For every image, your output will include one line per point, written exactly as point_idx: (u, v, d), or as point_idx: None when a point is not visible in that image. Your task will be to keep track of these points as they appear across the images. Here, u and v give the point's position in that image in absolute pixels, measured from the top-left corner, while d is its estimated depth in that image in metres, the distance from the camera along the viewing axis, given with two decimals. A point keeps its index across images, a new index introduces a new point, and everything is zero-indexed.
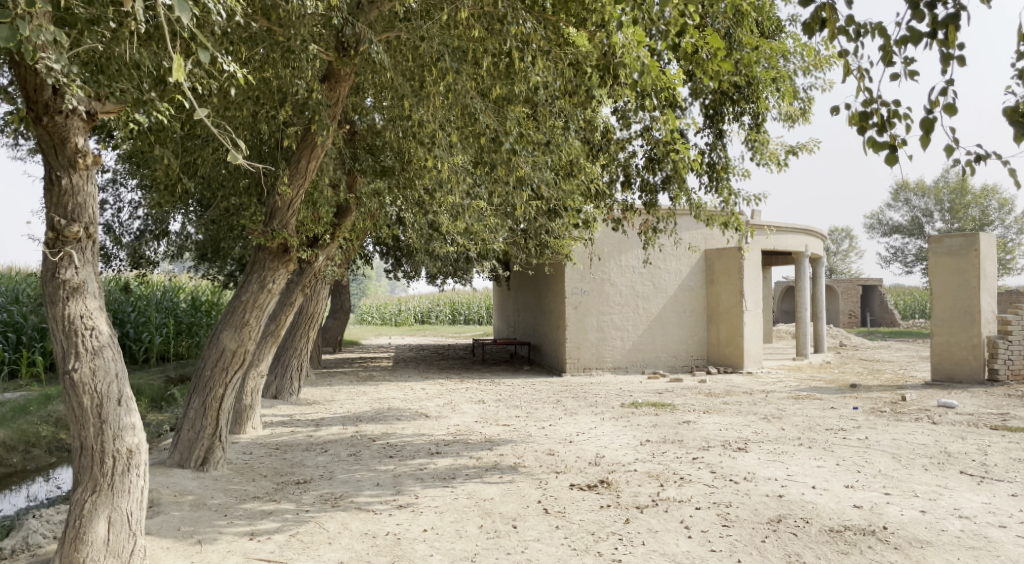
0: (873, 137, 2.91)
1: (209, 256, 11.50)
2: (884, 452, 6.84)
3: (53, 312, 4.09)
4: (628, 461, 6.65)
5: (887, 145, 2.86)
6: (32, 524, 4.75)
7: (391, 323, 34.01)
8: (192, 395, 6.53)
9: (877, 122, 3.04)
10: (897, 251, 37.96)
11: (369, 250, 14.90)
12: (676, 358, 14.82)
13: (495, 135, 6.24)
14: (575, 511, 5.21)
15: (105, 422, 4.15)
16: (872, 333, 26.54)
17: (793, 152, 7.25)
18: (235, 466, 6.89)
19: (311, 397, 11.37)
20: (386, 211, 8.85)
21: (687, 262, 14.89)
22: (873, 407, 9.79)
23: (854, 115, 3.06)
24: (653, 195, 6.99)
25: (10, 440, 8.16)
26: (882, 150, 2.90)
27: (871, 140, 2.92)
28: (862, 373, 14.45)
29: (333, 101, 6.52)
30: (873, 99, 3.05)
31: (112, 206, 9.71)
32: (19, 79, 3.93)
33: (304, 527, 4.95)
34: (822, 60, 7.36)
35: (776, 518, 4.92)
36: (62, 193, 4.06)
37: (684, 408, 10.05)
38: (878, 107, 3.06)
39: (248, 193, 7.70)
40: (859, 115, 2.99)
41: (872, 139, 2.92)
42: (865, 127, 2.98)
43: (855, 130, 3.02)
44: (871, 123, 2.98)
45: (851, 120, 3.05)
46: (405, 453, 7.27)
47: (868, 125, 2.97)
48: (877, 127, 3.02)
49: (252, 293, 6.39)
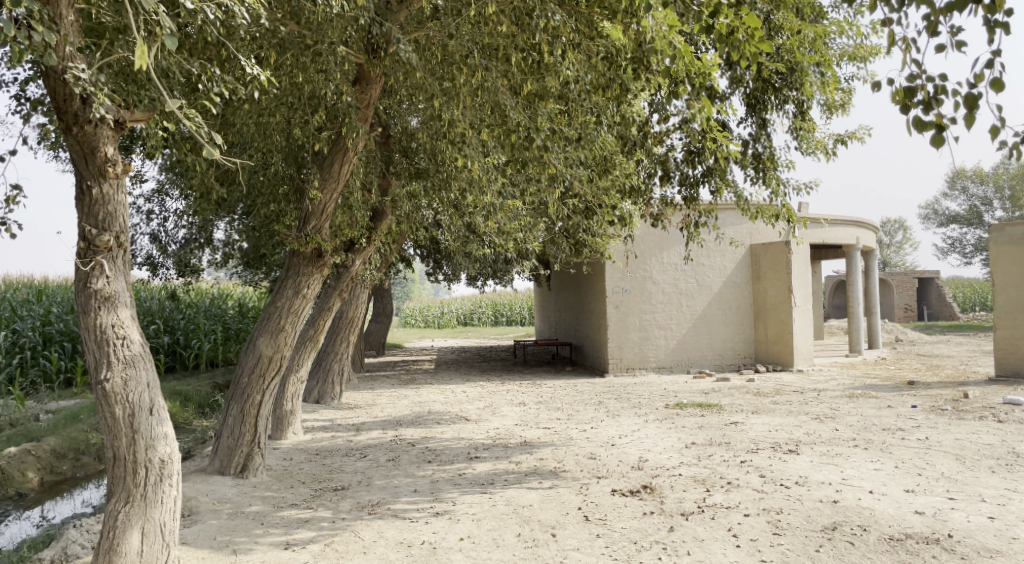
0: (917, 116, 2.67)
1: (253, 262, 11.62)
2: (947, 453, 6.45)
3: (85, 321, 4.08)
4: (673, 465, 6.42)
5: (932, 124, 2.62)
6: (71, 535, 4.82)
7: (434, 325, 34.19)
8: (231, 401, 6.54)
9: (923, 100, 2.78)
10: (955, 242, 36.51)
11: (409, 253, 14.90)
12: (722, 357, 14.43)
13: (527, 132, 6.08)
14: (617, 519, 5.02)
15: (137, 432, 4.13)
16: (931, 327, 25.53)
17: (841, 140, 6.90)
18: (274, 473, 6.87)
19: (354, 401, 11.37)
20: (422, 214, 8.78)
21: (732, 257, 14.49)
22: (934, 405, 9.32)
23: (898, 90, 2.81)
24: (693, 190, 6.73)
25: (61, 448, 8.32)
26: (928, 130, 2.66)
27: (915, 119, 2.67)
28: (920, 370, 13.83)
29: (364, 103, 6.44)
30: (918, 74, 2.79)
31: (158, 216, 9.84)
32: (48, 89, 3.88)
33: (339, 537, 4.88)
34: (866, 47, 7.05)
35: (831, 526, 4.65)
36: (93, 202, 4.05)
37: (732, 408, 9.74)
38: (924, 82, 2.81)
39: (287, 199, 7.64)
40: (904, 90, 2.74)
41: (916, 118, 2.67)
42: (909, 104, 2.73)
43: (899, 108, 2.77)
44: (916, 101, 2.73)
45: (894, 96, 2.81)
46: (444, 458, 7.16)
47: (912, 103, 2.71)
48: (923, 105, 2.76)
49: (287, 299, 6.36)
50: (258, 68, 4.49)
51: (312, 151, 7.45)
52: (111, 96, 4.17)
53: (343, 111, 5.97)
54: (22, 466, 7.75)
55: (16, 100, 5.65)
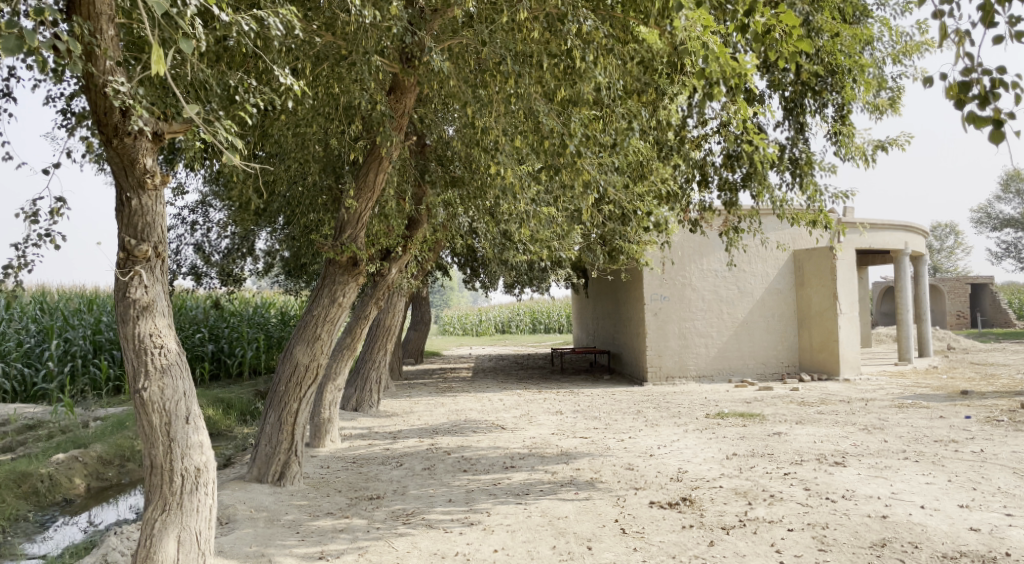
0: (973, 111, 2.51)
1: (294, 271, 11.76)
2: (1003, 466, 6.15)
3: (124, 331, 4.14)
4: (714, 477, 6.26)
5: (992, 120, 2.47)
6: (112, 542, 4.98)
7: (472, 333, 34.30)
8: (269, 410, 6.58)
9: (980, 94, 2.62)
10: (1010, 246, 35.09)
11: (447, 260, 14.93)
12: (765, 365, 14.11)
13: (560, 138, 6.02)
14: (655, 532, 4.89)
15: (174, 441, 4.18)
16: (985, 335, 24.55)
17: (883, 146, 6.66)
18: (312, 481, 6.90)
19: (391, 409, 11.39)
20: (458, 222, 8.78)
21: (774, 263, 14.17)
22: (989, 416, 8.93)
23: (953, 85, 2.63)
24: (733, 194, 6.57)
25: (107, 454, 8.51)
26: (985, 126, 2.51)
27: (970, 115, 2.51)
28: (974, 379, 13.29)
29: (398, 112, 6.47)
30: (973, 67, 2.62)
31: (201, 227, 10.02)
32: (89, 103, 3.95)
33: (373, 547, 4.87)
34: (914, 46, 6.79)
35: (880, 542, 4.45)
36: (132, 213, 4.10)
37: (775, 418, 9.49)
38: (980, 75, 2.64)
39: (325, 209, 7.76)
40: (960, 84, 2.55)
41: (972, 113, 2.50)
42: (964, 99, 2.55)
43: (954, 104, 2.57)
44: (974, 95, 2.54)
45: (947, 91, 2.63)
46: (479, 468, 7.12)
47: (969, 97, 2.52)
48: (979, 99, 2.60)
49: (323, 307, 6.39)
50: (291, 77, 4.46)
51: (349, 161, 7.51)
52: (150, 108, 4.23)
53: (377, 120, 6.00)
54: (70, 472, 7.94)
55: (62, 114, 5.80)
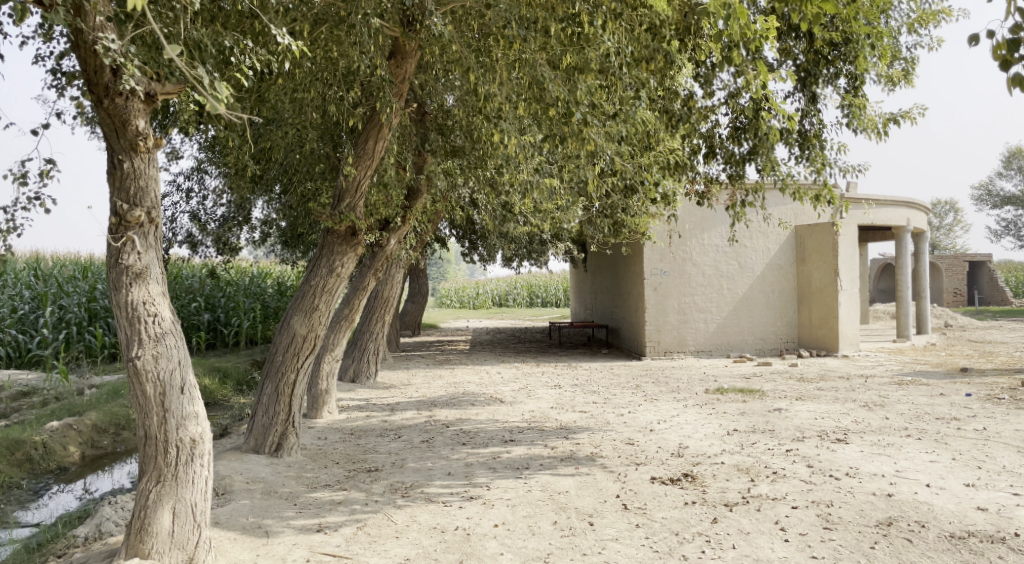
0: (1019, 73, 2.39)
1: (291, 241, 11.60)
2: (1006, 445, 6.11)
3: (117, 299, 4.02)
4: (715, 453, 6.20)
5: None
6: (106, 512, 4.92)
7: (469, 306, 34.23)
8: (266, 380, 6.49)
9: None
10: (1009, 224, 34.91)
11: (445, 233, 14.74)
12: (764, 341, 14.06)
13: (565, 107, 5.83)
14: (657, 508, 4.83)
15: (168, 412, 4.08)
16: (982, 313, 24.56)
17: (895, 119, 6.46)
18: (308, 452, 6.83)
19: (389, 381, 11.32)
20: (458, 193, 8.62)
21: (776, 239, 14.04)
22: (990, 394, 8.89)
23: (1000, 43, 2.49)
24: (739, 167, 6.41)
25: (102, 423, 8.43)
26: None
27: (1016, 77, 2.39)
28: (973, 356, 13.27)
29: (399, 78, 6.27)
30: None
31: (197, 194, 9.84)
32: (79, 62, 3.79)
33: (372, 520, 4.81)
34: (931, 14, 6.61)
35: (886, 521, 4.40)
36: (124, 177, 3.95)
37: (775, 394, 9.45)
38: None
39: (322, 177, 7.62)
40: (1008, 43, 2.42)
41: (1018, 75, 2.39)
42: (1012, 59, 2.43)
43: (1000, 64, 2.45)
44: (1021, 57, 2.42)
45: (996, 50, 2.49)
46: (478, 441, 7.05)
47: (1017, 57, 2.41)
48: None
49: (321, 277, 6.26)
50: (288, 36, 4.25)
51: (348, 128, 7.31)
52: (143, 67, 4.05)
53: (377, 86, 5.78)
54: (64, 440, 7.87)
55: (52, 74, 5.61)
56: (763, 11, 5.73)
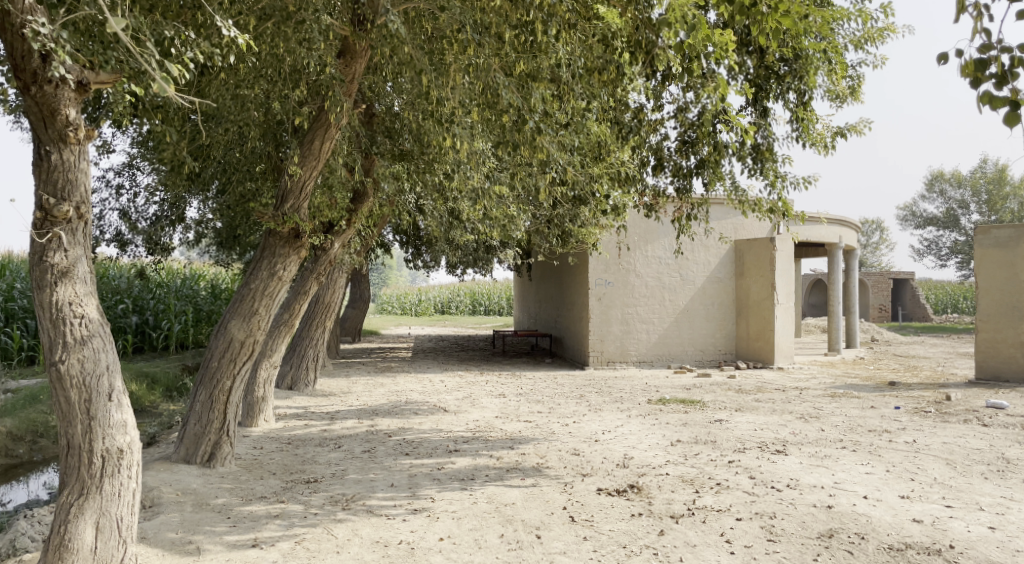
0: (990, 92, 2.41)
1: (228, 243, 11.19)
2: (936, 457, 6.33)
3: (39, 298, 3.75)
4: (660, 463, 6.23)
5: (1009, 100, 2.36)
6: (20, 527, 4.56)
7: (411, 312, 33.83)
8: (199, 387, 6.18)
9: (998, 72, 2.47)
10: (931, 244, 36.67)
11: (389, 238, 14.51)
12: (703, 352, 14.30)
13: (519, 114, 5.77)
14: (604, 521, 4.79)
15: (93, 420, 3.81)
16: (904, 329, 25.68)
17: (840, 134, 6.64)
18: (243, 463, 6.54)
19: (328, 388, 11.01)
20: (405, 198, 8.48)
21: (716, 252, 14.36)
22: (917, 407, 9.24)
23: (969, 62, 2.53)
24: (687, 180, 6.45)
25: (18, 430, 7.92)
26: (1002, 106, 2.40)
27: (986, 94, 2.41)
28: (900, 370, 13.81)
29: (348, 78, 6.08)
30: (993, 43, 2.50)
31: (128, 191, 9.40)
32: (6, 46, 3.56)
33: (311, 534, 4.62)
34: (876, 33, 6.84)
35: (828, 533, 4.48)
36: (52, 169, 3.69)
37: (716, 405, 9.60)
38: (1000, 52, 2.50)
39: (263, 176, 7.42)
40: (976, 64, 2.46)
41: (988, 94, 2.41)
42: (980, 78, 2.46)
43: (970, 83, 2.50)
44: (992, 75, 2.46)
45: (965, 69, 2.53)
46: (422, 451, 6.90)
47: (986, 77, 2.45)
48: (997, 79, 2.46)
49: (262, 280, 6.02)
50: (234, 29, 4.09)
51: (291, 127, 7.08)
52: (76, 55, 3.81)
53: (326, 84, 5.61)
54: None
55: None
56: (717, 25, 5.81)
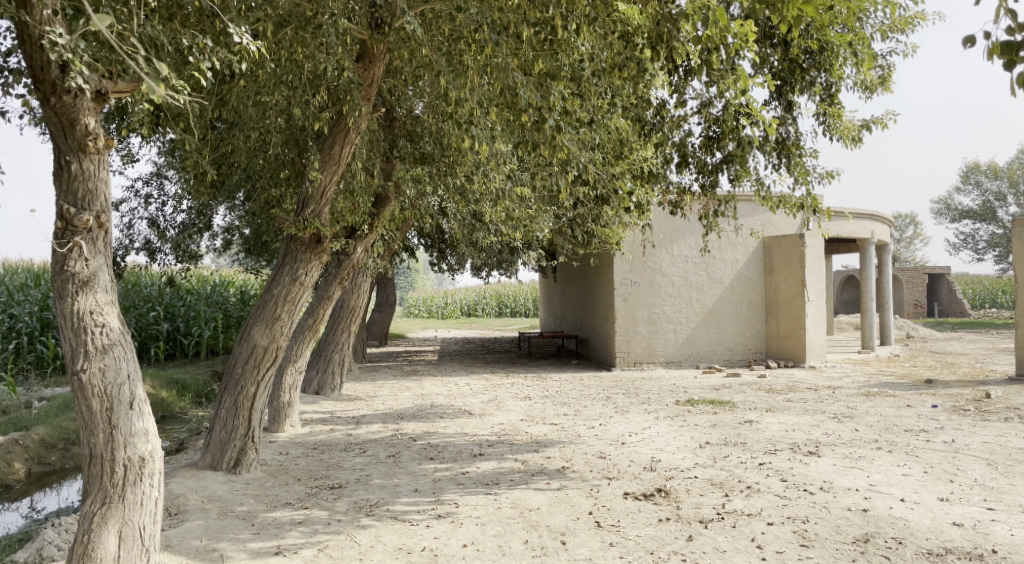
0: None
1: (256, 249, 11.27)
2: (976, 457, 6.11)
3: (61, 307, 3.76)
4: (688, 466, 6.10)
5: None
6: (47, 536, 4.60)
7: (437, 315, 33.95)
8: (224, 393, 6.21)
9: None
10: (967, 237, 35.77)
11: (413, 242, 14.50)
12: (732, 351, 14.08)
13: (538, 114, 5.69)
14: (631, 526, 4.69)
15: (115, 428, 3.82)
16: (941, 324, 25.04)
17: (868, 126, 6.46)
18: (268, 469, 6.55)
19: (355, 393, 11.04)
20: (428, 201, 8.45)
21: (744, 250, 14.12)
22: (955, 405, 8.96)
23: (997, 46, 2.40)
24: (713, 177, 6.32)
25: (50, 438, 8.04)
26: None
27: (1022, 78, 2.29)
28: (936, 367, 13.45)
29: (367, 82, 6.05)
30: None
31: (156, 200, 9.50)
32: (25, 58, 3.56)
33: (334, 541, 4.59)
34: (904, 21, 6.64)
35: (863, 538, 4.33)
36: (72, 179, 3.70)
37: (745, 405, 9.42)
38: None
39: (287, 182, 7.45)
40: (1004, 46, 2.33)
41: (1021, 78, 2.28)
42: (1013, 60, 2.33)
43: (1001, 67, 2.36)
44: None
45: (994, 53, 2.40)
46: (446, 455, 6.86)
47: (1019, 59, 2.32)
48: None
49: (284, 286, 6.02)
50: (247, 36, 4.09)
51: (314, 133, 7.07)
52: (94, 64, 3.82)
53: (344, 89, 5.59)
54: (9, 456, 7.47)
55: None
56: (740, 18, 5.68)
